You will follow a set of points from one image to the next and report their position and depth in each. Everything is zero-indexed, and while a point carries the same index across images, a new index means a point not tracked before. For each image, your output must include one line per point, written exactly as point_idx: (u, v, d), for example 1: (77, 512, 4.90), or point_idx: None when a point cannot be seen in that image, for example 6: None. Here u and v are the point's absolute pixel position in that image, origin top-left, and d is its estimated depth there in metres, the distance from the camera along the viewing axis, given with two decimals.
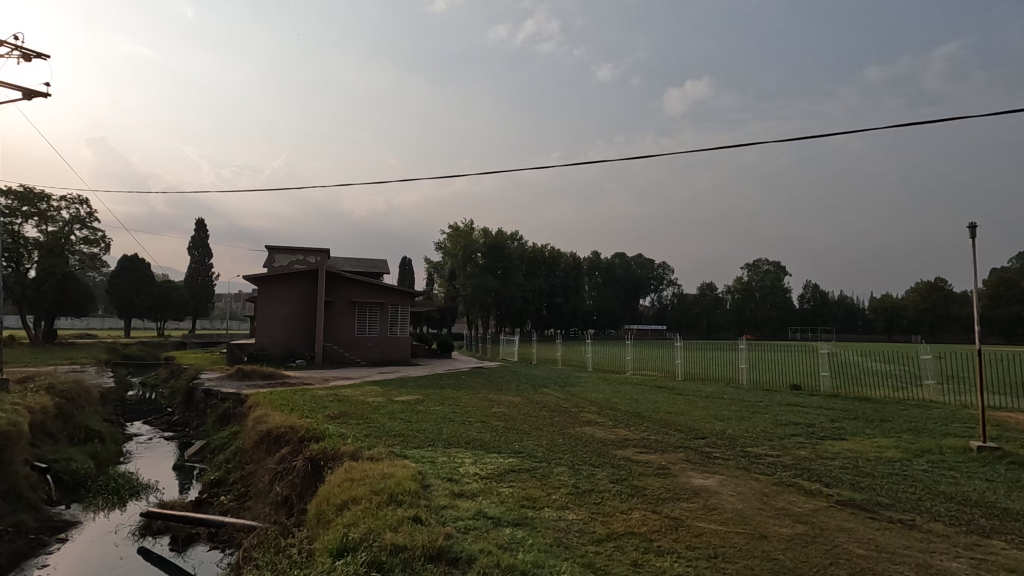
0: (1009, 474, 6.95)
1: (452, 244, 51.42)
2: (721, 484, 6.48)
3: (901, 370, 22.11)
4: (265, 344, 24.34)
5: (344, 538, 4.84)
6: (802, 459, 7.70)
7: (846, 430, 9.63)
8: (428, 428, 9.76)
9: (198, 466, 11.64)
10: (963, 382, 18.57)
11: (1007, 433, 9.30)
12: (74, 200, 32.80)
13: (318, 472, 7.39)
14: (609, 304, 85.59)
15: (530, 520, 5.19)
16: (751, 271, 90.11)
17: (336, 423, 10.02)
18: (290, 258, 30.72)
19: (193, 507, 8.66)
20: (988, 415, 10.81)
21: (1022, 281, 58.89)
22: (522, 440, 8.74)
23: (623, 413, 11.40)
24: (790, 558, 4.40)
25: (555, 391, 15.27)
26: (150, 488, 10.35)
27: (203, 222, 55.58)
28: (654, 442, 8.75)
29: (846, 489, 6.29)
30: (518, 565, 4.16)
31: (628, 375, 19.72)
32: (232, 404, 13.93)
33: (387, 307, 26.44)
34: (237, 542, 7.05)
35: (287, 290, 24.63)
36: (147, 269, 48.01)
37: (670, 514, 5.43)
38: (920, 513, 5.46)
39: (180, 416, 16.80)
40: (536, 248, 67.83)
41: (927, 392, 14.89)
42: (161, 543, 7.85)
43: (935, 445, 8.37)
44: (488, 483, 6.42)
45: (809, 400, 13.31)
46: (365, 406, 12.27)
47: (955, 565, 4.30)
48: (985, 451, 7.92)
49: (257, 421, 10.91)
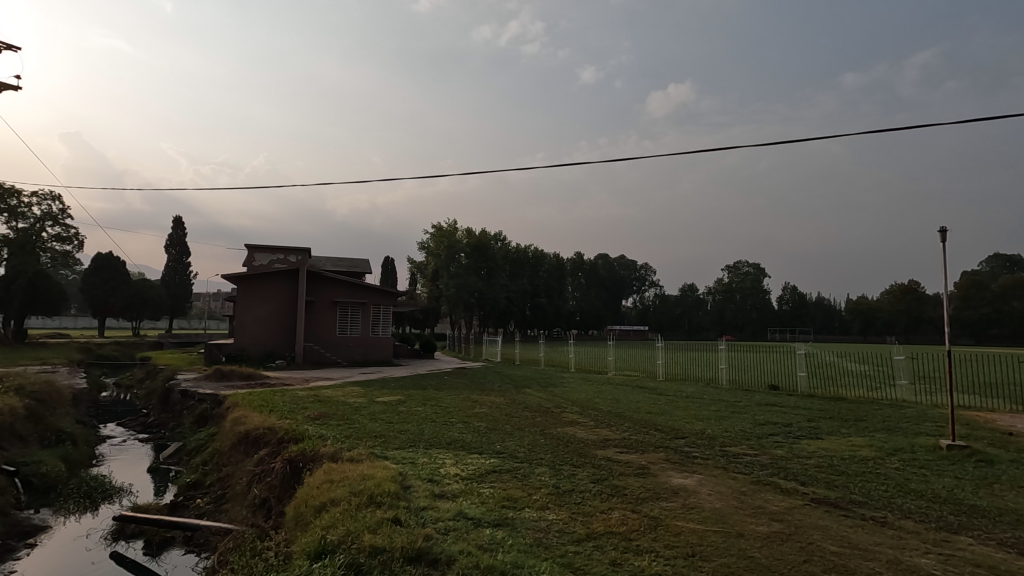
0: (977, 472, 7.14)
1: (435, 243, 50.48)
2: (700, 483, 6.55)
3: (875, 370, 22.72)
4: (244, 345, 23.98)
5: (322, 540, 4.80)
6: (778, 458, 7.80)
7: (822, 430, 9.77)
8: (411, 428, 9.76)
9: (174, 468, 11.44)
10: (935, 381, 19.12)
11: (976, 432, 9.56)
12: (46, 196, 32.03)
13: (296, 474, 7.31)
14: (592, 304, 86.03)
15: (510, 520, 5.20)
16: (731, 271, 91.38)
17: (316, 424, 9.95)
18: (270, 258, 30.27)
19: (167, 510, 8.50)
20: (958, 415, 11.07)
21: (992, 284, 60.71)
22: (504, 441, 8.75)
23: (604, 414, 11.49)
24: (766, 556, 4.47)
25: (538, 391, 15.40)
26: (124, 491, 10.13)
27: (181, 220, 54.58)
28: (634, 441, 8.82)
29: (821, 487, 6.40)
30: (497, 566, 4.16)
31: (610, 376, 19.91)
32: (210, 405, 13.71)
33: (369, 306, 26.23)
34: (212, 545, 6.93)
35: (267, 290, 24.26)
36: (123, 269, 47.09)
37: (649, 514, 5.46)
38: (891, 511, 5.58)
39: (155, 417, 16.47)
40: (520, 249, 68.18)
41: (901, 392, 15.21)
42: (134, 548, 7.69)
43: (907, 444, 8.54)
44: (469, 483, 6.43)
45: (786, 400, 13.54)
46: (345, 407, 12.20)
47: (924, 561, 4.40)
48: (954, 449, 8.13)
49: (235, 421, 10.80)
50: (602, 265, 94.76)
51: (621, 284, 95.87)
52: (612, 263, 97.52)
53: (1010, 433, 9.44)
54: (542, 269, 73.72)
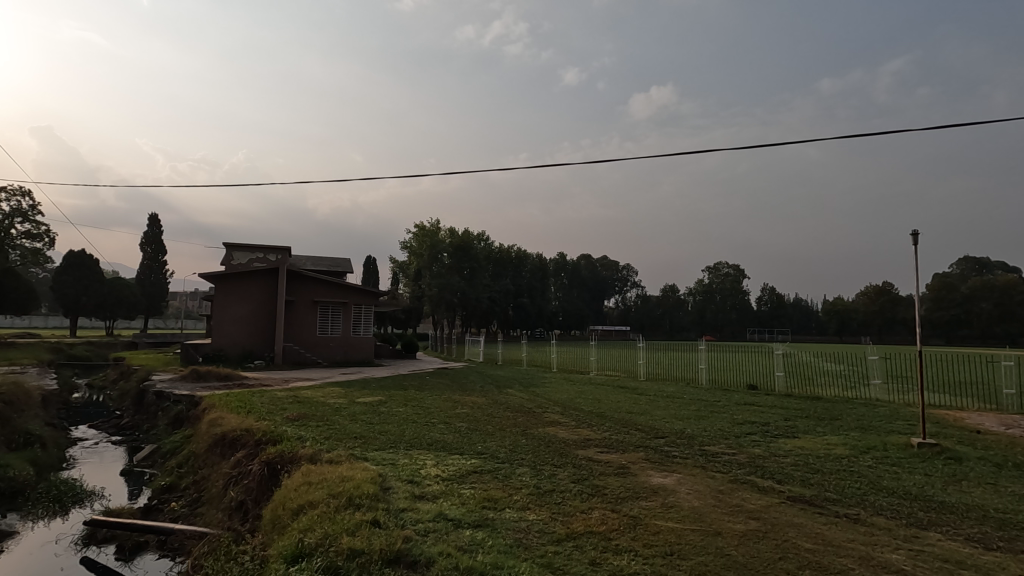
0: (946, 469, 7.31)
1: (418, 243, 50.10)
2: (679, 483, 6.59)
3: (850, 370, 23.16)
4: (221, 345, 23.57)
5: (299, 545, 4.74)
6: (756, 457, 7.92)
7: (799, 429, 9.92)
8: (392, 429, 9.71)
9: (148, 471, 11.18)
10: (907, 381, 19.62)
11: (945, 431, 9.78)
12: (16, 191, 31.15)
13: (274, 475, 7.21)
14: (575, 304, 86.30)
15: (491, 521, 5.19)
16: (712, 273, 92.98)
17: (295, 425, 9.82)
18: (249, 257, 29.83)
19: (141, 514, 8.32)
20: (930, 413, 11.33)
21: (961, 286, 62.57)
22: (486, 441, 8.75)
23: (585, 414, 11.52)
24: (742, 554, 4.53)
25: (519, 391, 15.44)
26: (96, 495, 9.88)
27: (157, 217, 53.48)
28: (615, 441, 8.86)
29: (796, 485, 6.51)
30: (477, 567, 4.15)
31: (591, 376, 20.01)
32: (186, 406, 13.47)
33: (350, 306, 25.97)
34: (187, 550, 6.80)
35: (245, 289, 23.91)
36: (96, 266, 45.91)
37: (628, 513, 5.50)
38: (864, 508, 5.71)
39: (129, 419, 16.11)
40: (502, 249, 68.20)
41: (875, 391, 15.49)
42: (106, 553, 7.51)
43: (879, 442, 8.75)
44: (449, 484, 6.40)
45: (764, 400, 13.70)
46: (326, 408, 12.10)
47: (894, 557, 4.50)
48: (925, 447, 8.34)
49: (211, 423, 10.61)
50: (584, 265, 95.34)
51: (603, 284, 96.36)
52: (595, 263, 98.14)
53: (979, 431, 9.68)
54: (524, 269, 73.81)
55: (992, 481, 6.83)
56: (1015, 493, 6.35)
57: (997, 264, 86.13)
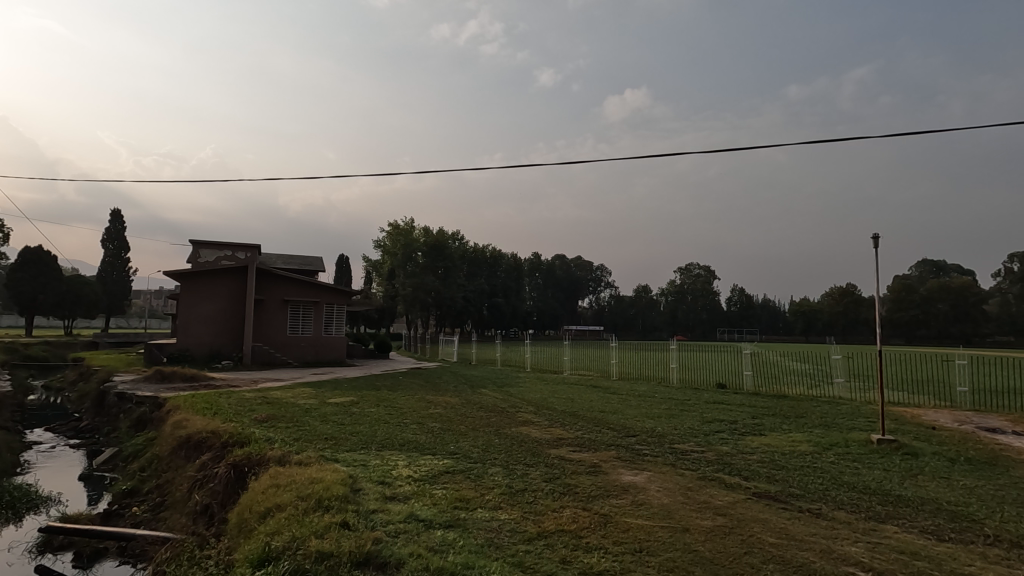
0: (904, 464, 7.60)
1: (391, 242, 49.63)
2: (649, 480, 6.69)
3: (815, 368, 23.77)
4: (187, 345, 22.95)
5: (265, 548, 4.66)
6: (723, 454, 8.12)
7: (765, 426, 10.18)
8: (364, 429, 9.59)
9: (108, 476, 10.80)
10: (869, 379, 20.29)
11: (903, 427, 10.16)
12: None
13: (241, 478, 7.05)
14: (549, 304, 86.57)
15: (463, 521, 5.18)
16: (683, 274, 94.89)
17: (263, 427, 9.61)
18: (216, 254, 29.07)
19: (101, 520, 8.05)
20: (888, 411, 11.77)
21: (920, 288, 65.02)
22: (458, 441, 8.72)
23: (558, 413, 11.55)
24: (709, 549, 4.62)
25: (493, 390, 15.40)
26: (52, 501, 9.49)
27: (119, 213, 51.74)
28: (586, 441, 8.90)
29: (762, 482, 6.67)
30: (447, 567, 4.14)
31: (564, 376, 20.05)
32: (150, 408, 13.06)
33: (322, 305, 25.57)
34: (149, 556, 6.59)
35: (213, 288, 23.31)
36: (53, 263, 44.02)
37: (599, 510, 5.58)
38: (826, 503, 5.88)
39: (89, 422, 15.52)
40: (476, 248, 68.18)
41: (838, 389, 15.95)
42: (62, 561, 7.24)
43: (842, 439, 9.03)
44: (421, 485, 6.36)
45: (733, 398, 13.99)
46: (296, 409, 11.88)
47: (854, 550, 4.65)
48: (884, 443, 8.62)
49: (176, 425, 10.31)
50: (559, 265, 95.97)
51: (577, 284, 96.77)
52: (569, 264, 98.82)
53: (934, 427, 10.07)
54: (499, 268, 73.77)
55: (946, 475, 7.13)
56: (967, 486, 6.62)
57: (954, 267, 89.78)
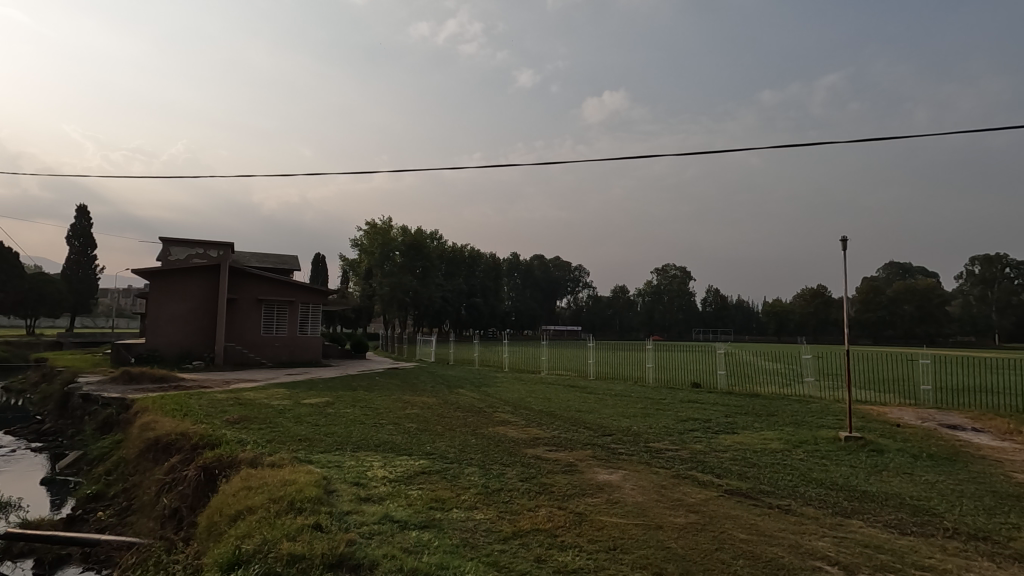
0: (869, 461, 7.83)
1: (369, 241, 49.15)
2: (624, 479, 6.78)
3: (787, 368, 24.24)
4: (157, 345, 22.41)
5: (236, 552, 4.57)
6: (697, 452, 8.24)
7: (738, 425, 10.35)
8: (338, 430, 9.48)
9: (72, 479, 10.46)
10: (838, 378, 20.80)
11: (870, 424, 10.44)
12: None
13: (211, 481, 6.90)
14: (527, 304, 86.80)
15: (438, 522, 5.16)
16: (660, 275, 96.01)
17: (235, 428, 9.43)
18: (187, 252, 28.45)
19: (64, 525, 7.78)
20: (854, 409, 12.09)
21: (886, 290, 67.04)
22: (435, 441, 8.70)
23: (535, 413, 11.58)
24: (682, 546, 4.69)
25: (470, 390, 15.37)
26: (11, 506, 9.14)
27: (85, 209, 50.16)
28: (563, 440, 8.94)
29: (734, 479, 6.80)
30: (421, 567, 4.12)
31: (542, 375, 20.09)
32: (117, 410, 12.70)
33: (297, 305, 25.17)
34: (114, 561, 6.42)
35: (184, 287, 22.77)
36: (14, 261, 42.47)
37: (574, 509, 5.61)
38: (795, 499, 6.02)
39: (52, 424, 15.02)
40: (455, 248, 68.01)
41: (808, 388, 16.31)
42: (22, 569, 6.99)
43: (810, 436, 9.25)
44: (396, 486, 6.30)
45: (707, 397, 14.22)
46: (269, 410, 11.68)
47: (821, 544, 4.77)
48: (851, 440, 8.85)
49: (144, 427, 10.05)
50: (537, 266, 96.42)
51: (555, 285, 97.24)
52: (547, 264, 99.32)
53: (899, 425, 10.38)
54: (477, 268, 73.68)
55: (909, 470, 7.37)
56: (929, 481, 6.85)
57: (918, 269, 92.75)
